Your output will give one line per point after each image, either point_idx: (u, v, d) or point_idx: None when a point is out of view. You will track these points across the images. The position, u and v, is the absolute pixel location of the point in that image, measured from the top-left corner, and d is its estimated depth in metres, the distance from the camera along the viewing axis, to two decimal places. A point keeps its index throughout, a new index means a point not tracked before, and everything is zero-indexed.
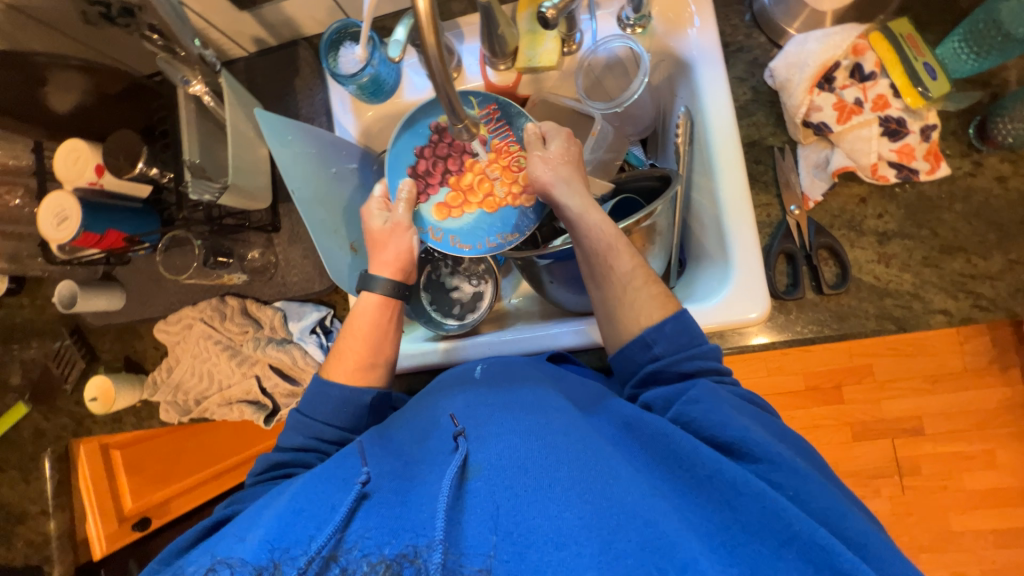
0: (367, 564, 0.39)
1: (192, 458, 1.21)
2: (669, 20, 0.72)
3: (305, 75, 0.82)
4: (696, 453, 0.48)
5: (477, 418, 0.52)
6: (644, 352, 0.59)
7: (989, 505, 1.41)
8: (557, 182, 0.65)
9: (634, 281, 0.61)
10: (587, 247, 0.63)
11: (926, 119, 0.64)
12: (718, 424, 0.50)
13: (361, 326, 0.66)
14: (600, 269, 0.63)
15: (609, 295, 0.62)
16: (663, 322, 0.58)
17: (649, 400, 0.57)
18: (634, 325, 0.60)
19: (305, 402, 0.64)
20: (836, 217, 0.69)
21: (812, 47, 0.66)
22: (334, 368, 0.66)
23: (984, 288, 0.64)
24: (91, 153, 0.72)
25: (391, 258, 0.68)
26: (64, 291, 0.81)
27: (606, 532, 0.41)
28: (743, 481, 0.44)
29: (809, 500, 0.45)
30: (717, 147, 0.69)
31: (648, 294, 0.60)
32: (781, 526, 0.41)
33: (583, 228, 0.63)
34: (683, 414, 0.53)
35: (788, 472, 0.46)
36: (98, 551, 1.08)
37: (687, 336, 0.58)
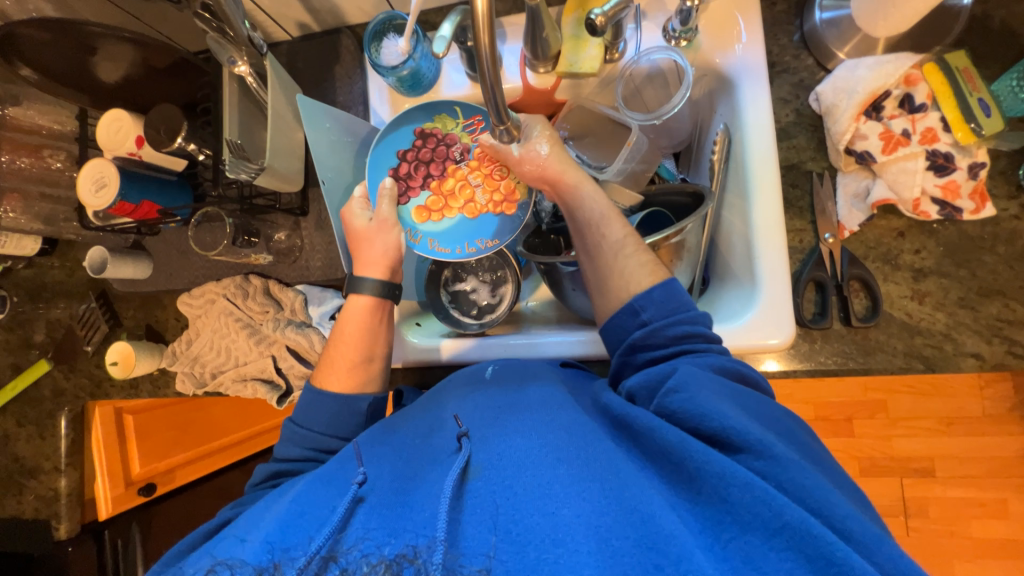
0: (366, 564, 0.39)
1: (199, 430, 1.26)
2: (716, 35, 0.71)
3: (345, 63, 0.83)
4: (683, 446, 0.46)
5: (482, 420, 0.53)
6: (632, 320, 0.59)
7: (995, 554, 1.38)
8: (553, 159, 0.67)
9: (624, 249, 0.62)
10: (581, 219, 0.65)
11: (975, 156, 0.63)
12: (701, 414, 0.47)
13: (349, 330, 0.66)
14: (592, 240, 0.64)
15: (601, 264, 0.63)
16: (652, 288, 0.59)
17: (636, 388, 0.55)
18: (623, 292, 0.60)
19: (300, 411, 0.65)
20: (871, 249, 0.67)
21: (863, 73, 0.64)
22: (327, 376, 0.66)
23: (1021, 335, 0.62)
24: (133, 124, 0.74)
25: (377, 257, 0.67)
26: (95, 257, 0.84)
27: (602, 529, 0.40)
28: (729, 471, 0.43)
29: (801, 489, 0.42)
30: (755, 168, 0.68)
31: (638, 261, 0.61)
32: (771, 515, 0.40)
33: (575, 202, 0.66)
34: (665, 404, 0.50)
35: (781, 461, 0.44)
36: (104, 512, 1.09)
37: (676, 302, 0.58)
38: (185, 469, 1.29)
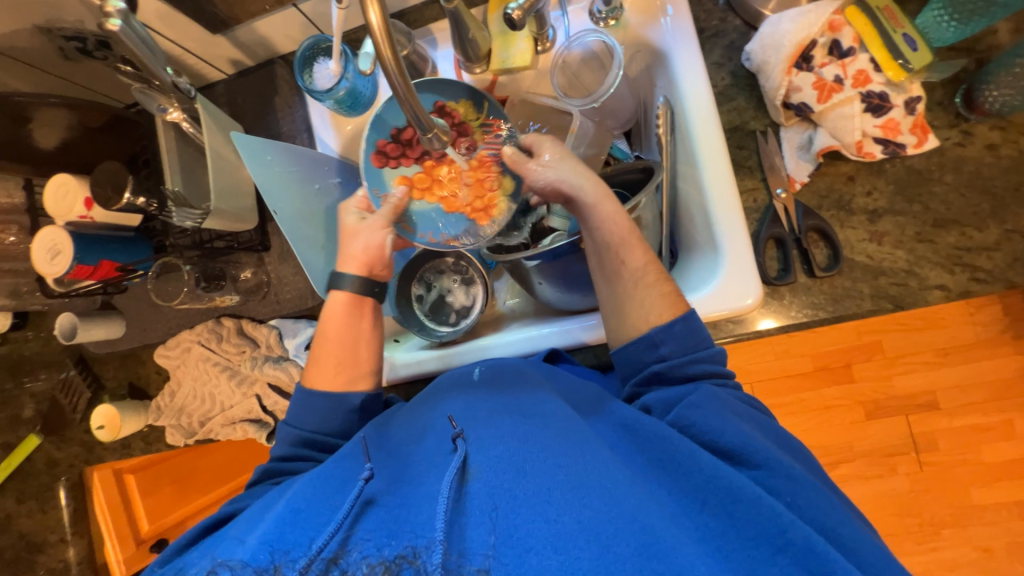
0: (367, 566, 0.39)
1: (204, 477, 1.17)
2: (641, 11, 0.72)
3: (284, 92, 0.83)
4: (694, 458, 0.47)
5: (476, 420, 0.52)
6: (649, 352, 0.58)
7: (1010, 476, 1.38)
8: (562, 177, 0.65)
9: (645, 278, 0.61)
10: (599, 240, 0.63)
11: (910, 91, 0.63)
12: (716, 430, 0.50)
13: (330, 331, 0.66)
14: (612, 264, 0.62)
15: (618, 291, 0.62)
16: (673, 322, 0.58)
17: (648, 402, 0.56)
18: (643, 324, 0.60)
19: (293, 414, 0.64)
20: (825, 198, 0.68)
21: (786, 28, 0.64)
22: (317, 375, 0.65)
23: (981, 260, 0.63)
24: (79, 187, 0.73)
25: (358, 251, 0.67)
26: (64, 323, 0.83)
27: (603, 536, 0.40)
28: (737, 484, 0.45)
29: (805, 508, 0.45)
30: (698, 133, 0.68)
31: (659, 292, 0.60)
32: (776, 532, 0.42)
33: (596, 219, 0.62)
34: (682, 417, 0.52)
35: (790, 480, 0.47)
36: (120, 570, 1.10)
37: (695, 339, 0.58)
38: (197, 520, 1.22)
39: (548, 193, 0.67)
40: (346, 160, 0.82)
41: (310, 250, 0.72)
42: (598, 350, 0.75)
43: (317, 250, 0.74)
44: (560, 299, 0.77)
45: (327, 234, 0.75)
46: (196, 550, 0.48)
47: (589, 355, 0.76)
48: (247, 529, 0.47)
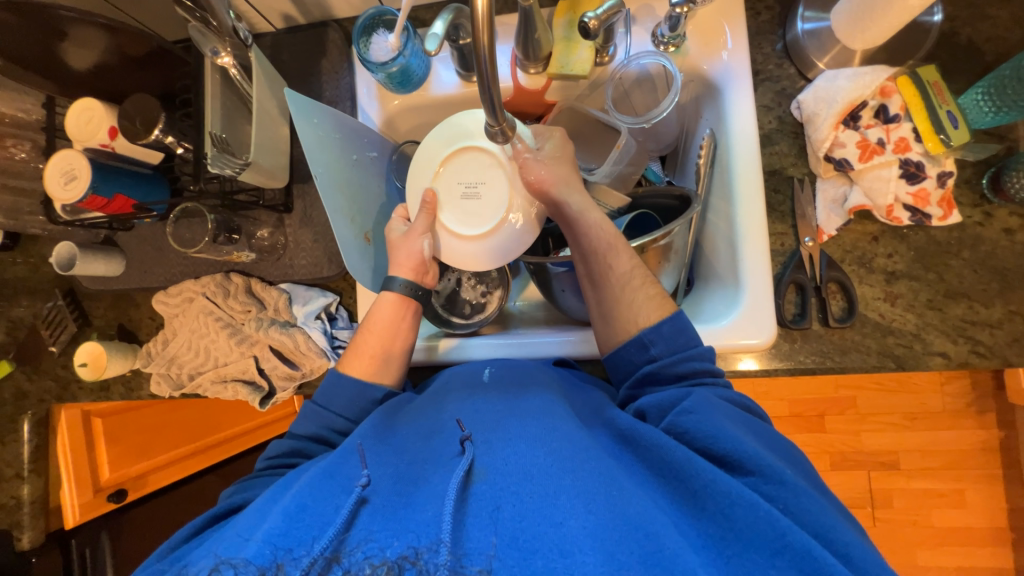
0: (369, 566, 0.37)
1: (174, 433, 1.23)
2: (704, 42, 0.73)
3: (333, 57, 0.81)
4: (690, 464, 0.48)
5: (483, 424, 0.52)
6: (641, 353, 0.60)
7: (955, 542, 1.45)
8: (556, 182, 0.65)
9: (631, 281, 0.62)
10: (587, 247, 0.65)
11: (943, 166, 0.66)
12: (712, 435, 0.50)
13: (374, 324, 0.66)
14: (600, 269, 0.64)
15: (604, 295, 0.63)
16: (661, 322, 0.60)
17: (644, 406, 0.57)
18: (632, 325, 0.61)
19: (322, 393, 0.64)
20: (848, 253, 0.70)
21: (842, 84, 0.67)
22: (350, 362, 0.66)
23: (983, 334, 0.66)
24: (105, 114, 0.71)
25: (403, 258, 0.68)
26: (64, 252, 0.79)
27: (608, 542, 0.40)
28: (734, 490, 0.45)
29: (797, 513, 0.45)
30: (738, 173, 0.70)
31: (645, 295, 0.62)
32: (774, 535, 0.42)
33: (583, 229, 0.64)
34: (677, 423, 0.53)
35: (783, 484, 0.47)
36: (70, 520, 1.04)
37: (683, 339, 0.60)
38: (159, 474, 1.24)
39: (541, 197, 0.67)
40: (385, 135, 0.82)
41: (341, 221, 0.68)
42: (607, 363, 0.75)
43: (348, 221, 0.71)
44: (578, 309, 0.77)
45: (358, 207, 0.73)
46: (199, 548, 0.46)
47: (598, 368, 0.75)
48: (247, 524, 0.45)
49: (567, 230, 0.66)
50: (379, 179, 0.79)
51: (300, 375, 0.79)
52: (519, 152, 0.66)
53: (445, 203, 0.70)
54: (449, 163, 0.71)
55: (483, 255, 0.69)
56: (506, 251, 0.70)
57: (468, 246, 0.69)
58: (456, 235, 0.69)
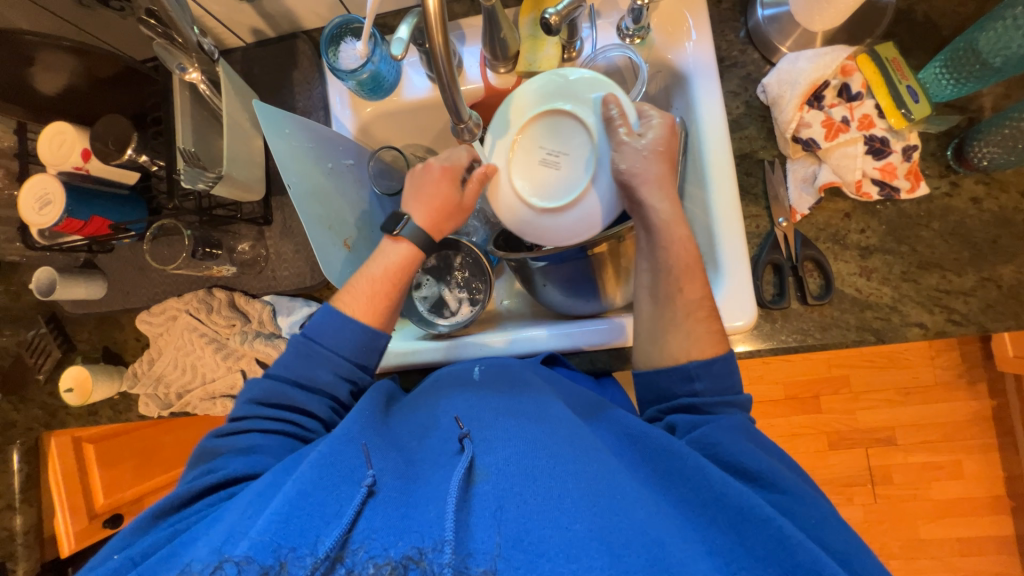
0: (373, 565, 0.38)
1: (167, 454, 1.21)
2: (667, 33, 0.74)
3: (304, 68, 0.82)
4: (704, 474, 0.48)
5: (481, 421, 0.53)
6: (683, 385, 0.60)
7: (955, 513, 1.46)
8: (643, 179, 0.63)
9: (696, 311, 0.62)
10: (659, 260, 0.63)
11: (908, 140, 0.68)
12: (743, 456, 0.51)
13: (385, 261, 0.67)
14: (666, 290, 0.63)
15: (662, 319, 0.63)
16: (714, 359, 0.59)
17: (674, 421, 0.58)
18: (682, 354, 0.61)
19: (316, 332, 0.62)
20: (822, 231, 0.71)
21: (803, 66, 0.68)
22: (353, 301, 0.64)
23: (958, 303, 0.67)
24: (77, 137, 0.71)
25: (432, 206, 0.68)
26: (43, 278, 0.79)
27: (614, 545, 0.40)
28: (748, 505, 0.45)
29: (817, 533, 0.46)
30: (710, 158, 0.71)
31: (705, 328, 0.61)
32: (786, 554, 0.42)
33: (662, 241, 0.63)
34: (707, 436, 0.54)
35: (800, 501, 0.48)
36: (66, 548, 1.02)
37: (728, 382, 0.59)
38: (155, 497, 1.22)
39: (625, 188, 0.64)
40: (360, 142, 0.83)
41: (318, 229, 0.69)
42: (594, 356, 0.75)
43: (327, 229, 0.71)
44: (561, 303, 0.78)
45: (335, 214, 0.73)
46: (192, 535, 0.46)
47: (585, 360, 0.75)
48: (248, 512, 0.45)
49: (645, 235, 0.65)
50: (357, 186, 0.80)
51: None
52: (618, 131, 0.64)
53: (516, 151, 0.69)
54: (540, 121, 0.69)
55: (519, 222, 0.69)
56: (535, 231, 0.69)
57: (509, 200, 0.69)
58: (513, 189, 0.68)
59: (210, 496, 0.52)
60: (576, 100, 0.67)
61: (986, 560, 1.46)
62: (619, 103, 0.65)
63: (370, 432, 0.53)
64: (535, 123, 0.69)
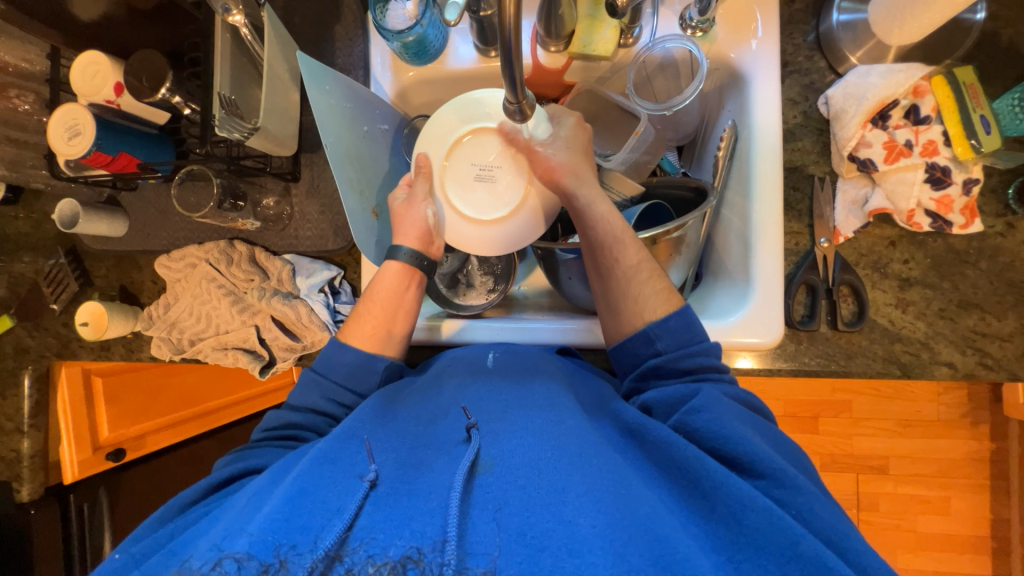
0: (371, 565, 0.37)
1: (171, 396, 1.24)
2: (732, 29, 0.70)
3: (347, 23, 0.78)
4: (702, 465, 0.48)
5: (489, 413, 0.52)
6: (646, 348, 0.60)
7: (935, 548, 1.47)
8: (564, 167, 0.65)
9: (637, 276, 0.62)
10: (593, 239, 0.64)
11: (970, 172, 0.64)
12: (723, 435, 0.50)
13: (380, 293, 0.65)
14: (605, 262, 0.63)
15: (611, 290, 0.63)
16: (668, 318, 0.60)
17: (650, 401, 0.58)
18: (637, 319, 0.61)
19: (320, 360, 0.63)
20: (863, 256, 0.69)
21: (874, 81, 0.65)
22: (351, 331, 0.64)
23: (993, 347, 0.65)
24: (112, 69, 0.68)
25: (408, 229, 0.67)
26: (66, 210, 0.78)
27: (617, 542, 0.39)
28: (745, 493, 0.45)
29: (814, 517, 0.46)
30: (759, 168, 0.68)
31: (653, 289, 0.61)
32: (787, 543, 0.42)
33: (590, 220, 0.64)
34: (687, 420, 0.53)
35: (797, 490, 0.47)
36: (69, 475, 1.04)
37: (689, 334, 0.59)
38: (158, 435, 1.25)
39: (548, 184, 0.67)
40: (397, 108, 0.80)
41: (349, 191, 0.67)
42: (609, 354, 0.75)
43: (358, 195, 0.69)
44: (582, 296, 0.77)
45: (367, 181, 0.72)
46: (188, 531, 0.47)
47: (600, 358, 0.75)
48: (248, 504, 0.45)
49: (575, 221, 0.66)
50: (390, 153, 0.78)
51: (300, 347, 0.78)
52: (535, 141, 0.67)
53: (446, 168, 0.70)
54: (465, 141, 0.70)
55: (473, 238, 0.70)
56: (488, 244, 0.71)
57: (454, 218, 0.70)
58: (456, 207, 0.70)
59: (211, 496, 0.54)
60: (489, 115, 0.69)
61: None
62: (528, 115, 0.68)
63: (374, 426, 0.53)
64: (464, 142, 0.70)
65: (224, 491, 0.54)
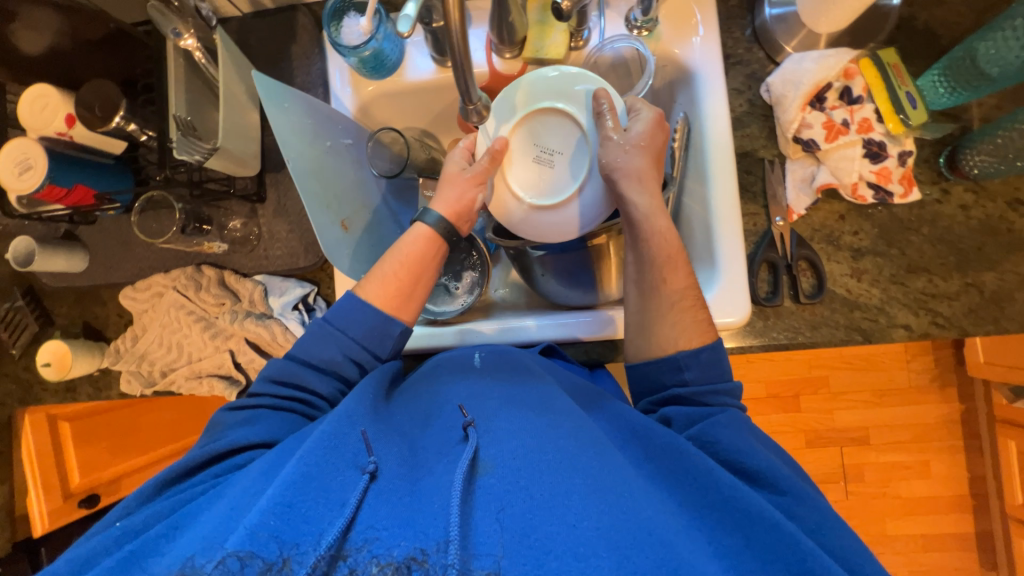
0: (375, 567, 0.37)
1: (148, 434, 1.18)
2: (675, 26, 0.74)
3: (303, 42, 0.79)
4: (713, 475, 0.49)
5: (488, 411, 0.52)
6: (673, 375, 0.60)
7: (920, 511, 1.52)
8: (630, 176, 0.64)
9: (680, 302, 0.62)
10: (644, 254, 0.64)
11: (904, 145, 0.69)
12: (744, 452, 0.52)
13: (404, 254, 0.65)
14: (651, 281, 0.63)
15: (648, 311, 0.63)
16: (700, 350, 0.60)
17: (671, 414, 0.58)
18: (669, 345, 0.61)
19: (335, 312, 0.62)
20: (816, 232, 0.73)
21: (808, 66, 0.69)
22: (371, 289, 0.63)
23: (942, 306, 0.70)
24: (62, 100, 0.68)
25: (452, 199, 0.67)
26: (20, 248, 0.75)
27: (620, 544, 0.40)
28: (756, 505, 0.46)
29: (821, 535, 0.48)
30: (713, 155, 0.71)
31: (691, 319, 0.61)
32: (794, 556, 0.43)
33: (644, 235, 0.64)
34: (706, 433, 0.54)
35: (808, 506, 0.49)
36: (38, 529, 1.02)
37: (717, 371, 0.60)
38: (133, 479, 1.19)
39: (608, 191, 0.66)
40: (359, 122, 0.81)
41: (316, 206, 0.67)
42: (589, 346, 0.76)
43: (325, 208, 0.69)
44: (560, 293, 0.78)
45: (334, 195, 0.71)
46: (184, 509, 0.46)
47: (580, 351, 0.76)
48: (247, 490, 0.44)
49: (628, 230, 0.66)
50: (355, 166, 0.78)
51: None
52: (608, 130, 0.66)
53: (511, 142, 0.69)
54: (537, 118, 0.69)
55: (517, 218, 0.69)
56: (527, 228, 0.69)
57: (505, 195, 0.69)
58: (509, 184, 0.69)
59: (203, 472, 0.52)
60: (570, 100, 0.68)
61: (946, 556, 1.53)
62: (609, 97, 0.66)
63: (373, 416, 0.52)
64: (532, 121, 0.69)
65: (225, 463, 0.53)
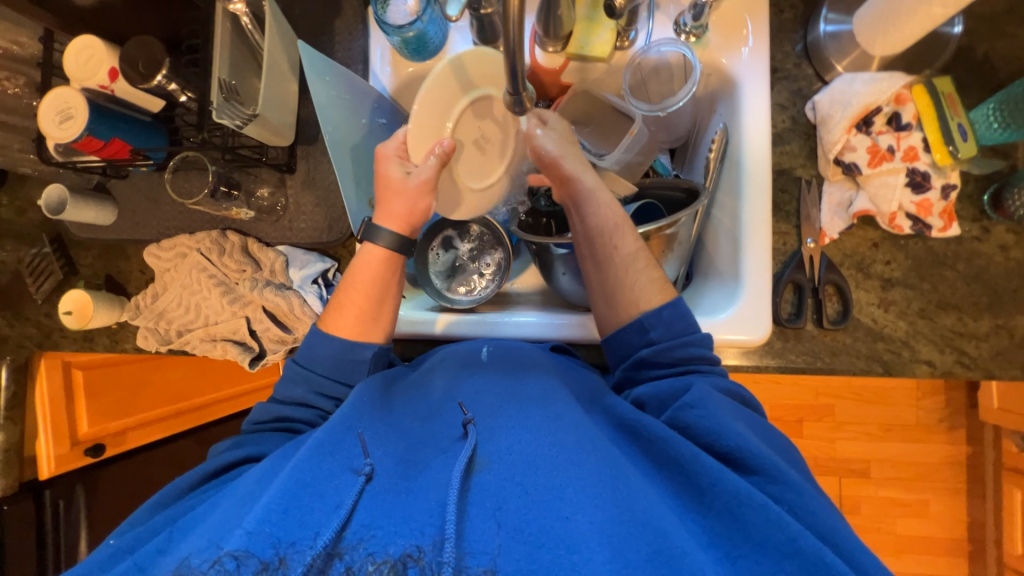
0: (371, 564, 0.37)
1: (154, 393, 1.21)
2: (725, 35, 0.72)
3: (347, 17, 0.79)
4: (698, 462, 0.48)
5: (486, 409, 0.52)
6: (640, 336, 0.61)
7: (914, 550, 1.50)
8: (566, 155, 0.67)
9: (635, 263, 0.63)
10: (593, 226, 0.64)
11: (949, 178, 0.67)
12: (718, 432, 0.50)
13: (364, 278, 0.65)
14: (603, 251, 0.64)
15: (608, 281, 0.63)
16: (662, 307, 0.60)
17: (644, 397, 0.58)
18: (633, 308, 0.62)
19: (305, 349, 0.63)
20: (847, 257, 0.71)
21: (858, 88, 0.68)
22: (333, 321, 0.64)
23: (969, 347, 0.68)
24: (106, 54, 0.68)
25: (401, 211, 0.65)
26: (53, 196, 0.76)
27: (615, 539, 0.40)
28: (744, 491, 0.45)
29: (806, 514, 0.46)
30: (748, 168, 0.70)
31: (649, 277, 0.62)
32: (784, 539, 0.42)
33: (591, 209, 0.64)
34: (681, 416, 0.53)
35: (785, 481, 0.47)
36: (45, 471, 1.02)
37: (684, 323, 0.60)
38: (141, 432, 1.21)
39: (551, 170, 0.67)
40: (395, 103, 0.80)
41: (347, 183, 0.67)
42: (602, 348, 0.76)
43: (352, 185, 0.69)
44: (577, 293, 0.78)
45: (362, 172, 0.72)
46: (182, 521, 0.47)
47: (593, 353, 0.76)
48: (245, 499, 0.44)
49: (574, 208, 0.66)
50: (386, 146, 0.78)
51: (292, 339, 0.78)
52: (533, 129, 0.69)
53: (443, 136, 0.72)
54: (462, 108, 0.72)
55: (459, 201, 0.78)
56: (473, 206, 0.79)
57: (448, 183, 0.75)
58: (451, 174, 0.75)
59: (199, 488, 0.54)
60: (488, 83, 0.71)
61: None
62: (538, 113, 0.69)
63: (369, 418, 0.52)
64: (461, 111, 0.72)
65: (217, 481, 0.54)
